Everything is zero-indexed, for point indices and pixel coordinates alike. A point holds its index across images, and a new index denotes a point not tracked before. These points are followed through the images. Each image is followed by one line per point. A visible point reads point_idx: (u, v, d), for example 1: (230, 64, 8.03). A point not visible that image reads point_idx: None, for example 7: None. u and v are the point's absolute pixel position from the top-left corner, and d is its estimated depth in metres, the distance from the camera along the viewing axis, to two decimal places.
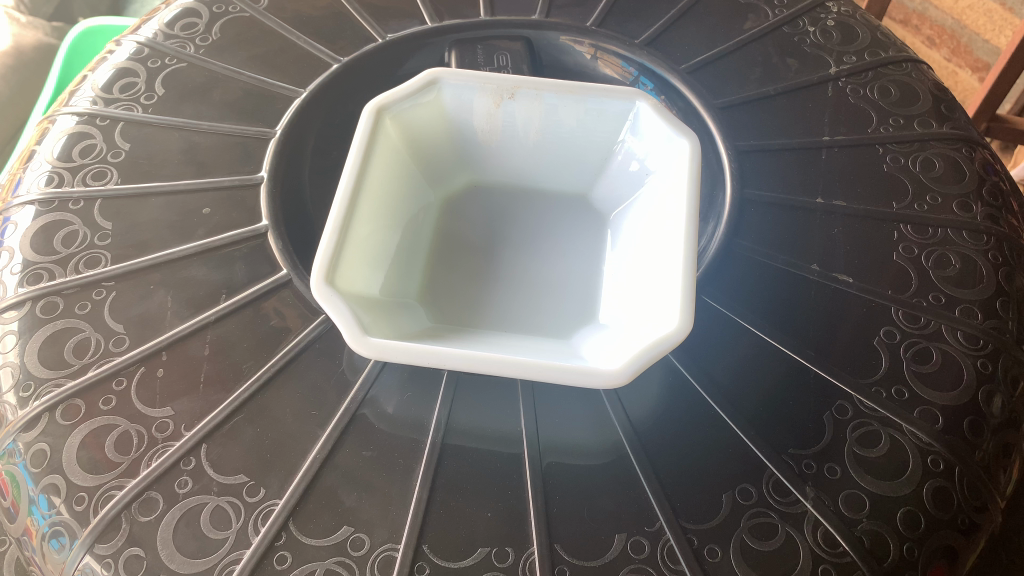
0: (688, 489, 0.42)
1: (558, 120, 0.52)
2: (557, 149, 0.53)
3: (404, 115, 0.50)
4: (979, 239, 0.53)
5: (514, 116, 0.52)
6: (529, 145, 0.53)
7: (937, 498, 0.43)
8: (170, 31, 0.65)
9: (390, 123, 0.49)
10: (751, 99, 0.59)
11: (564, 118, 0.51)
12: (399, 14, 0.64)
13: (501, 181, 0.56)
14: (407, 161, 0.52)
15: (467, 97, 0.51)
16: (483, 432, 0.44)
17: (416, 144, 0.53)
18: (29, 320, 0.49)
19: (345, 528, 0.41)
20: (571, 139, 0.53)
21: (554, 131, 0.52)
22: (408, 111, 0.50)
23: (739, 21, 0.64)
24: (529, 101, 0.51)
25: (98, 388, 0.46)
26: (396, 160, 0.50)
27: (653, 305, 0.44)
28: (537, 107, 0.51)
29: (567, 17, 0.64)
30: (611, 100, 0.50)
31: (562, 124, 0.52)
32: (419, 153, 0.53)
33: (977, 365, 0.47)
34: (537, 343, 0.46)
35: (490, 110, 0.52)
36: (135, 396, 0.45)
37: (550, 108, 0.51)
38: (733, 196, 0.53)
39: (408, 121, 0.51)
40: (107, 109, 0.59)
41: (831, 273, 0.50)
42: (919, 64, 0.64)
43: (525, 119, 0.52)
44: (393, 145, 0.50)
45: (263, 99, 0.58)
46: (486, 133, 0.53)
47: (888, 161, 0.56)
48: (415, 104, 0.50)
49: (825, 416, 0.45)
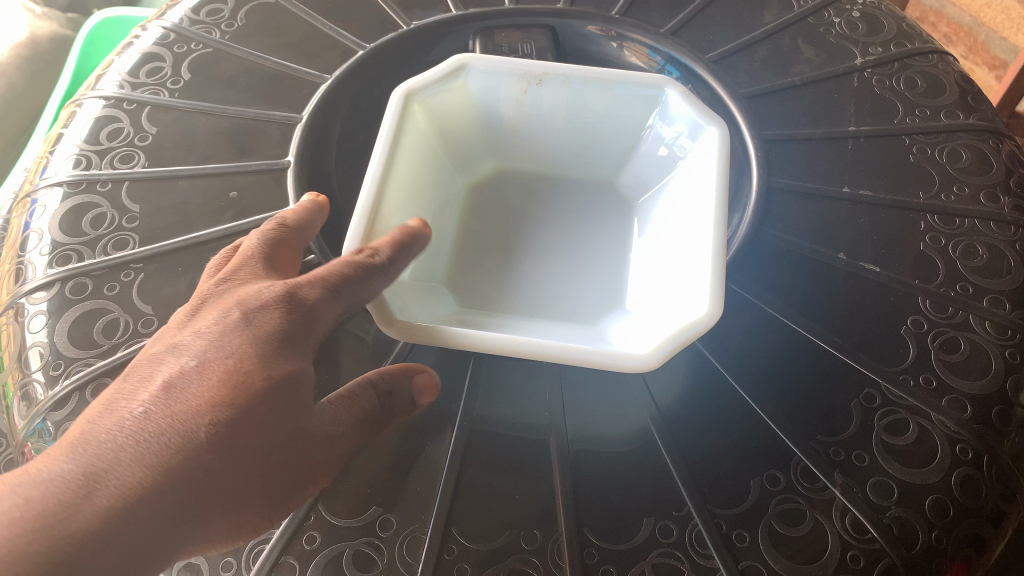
0: (716, 475, 0.42)
1: (586, 106, 0.52)
2: (584, 135, 0.53)
3: (432, 99, 0.50)
4: (1006, 230, 0.53)
5: (540, 101, 0.52)
6: (555, 131, 0.54)
7: (965, 486, 0.43)
8: (196, 17, 0.65)
9: (417, 108, 0.49)
10: (778, 90, 0.59)
11: (591, 104, 0.51)
12: (424, 2, 0.64)
13: (526, 167, 0.56)
14: (434, 146, 0.52)
15: (494, 82, 0.51)
16: (510, 416, 0.44)
17: (443, 129, 0.53)
18: (259, 302, 0.36)
19: (373, 509, 0.41)
20: (598, 125, 0.53)
21: (582, 117, 0.52)
22: (436, 95, 0.50)
23: (765, 12, 0.64)
24: (557, 87, 0.51)
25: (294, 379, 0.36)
26: (423, 145, 0.50)
27: (682, 291, 0.44)
28: (565, 93, 0.51)
29: (592, 6, 0.64)
30: (639, 86, 0.50)
31: (590, 110, 0.52)
32: (445, 138, 0.53)
33: (1005, 354, 0.47)
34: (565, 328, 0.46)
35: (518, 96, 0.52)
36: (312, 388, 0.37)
37: (578, 94, 0.51)
38: (759, 184, 0.53)
39: (435, 106, 0.51)
40: (134, 93, 0.60)
41: (858, 261, 0.50)
42: (945, 56, 0.64)
43: (553, 104, 0.52)
44: (421, 130, 0.50)
45: (289, 84, 0.59)
46: (513, 118, 0.53)
47: (914, 151, 0.56)
48: (443, 89, 0.50)
49: (853, 404, 0.45)
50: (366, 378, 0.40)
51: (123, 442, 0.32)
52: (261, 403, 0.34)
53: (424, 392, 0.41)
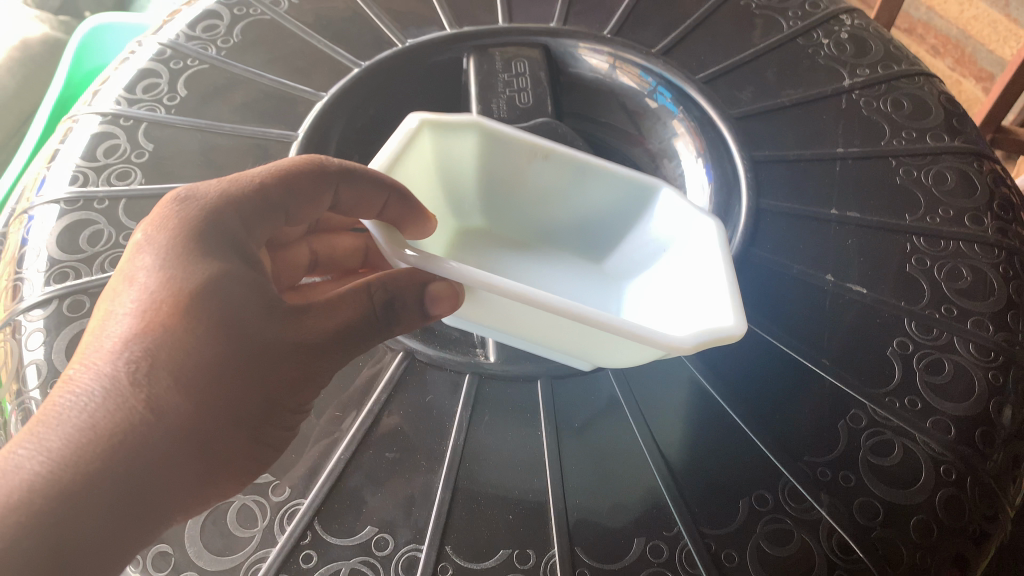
0: (706, 495, 0.43)
1: (587, 186, 0.49)
2: (581, 214, 0.51)
3: (441, 146, 0.48)
4: (990, 252, 0.54)
5: (543, 175, 0.49)
6: (552, 207, 0.51)
7: (949, 506, 0.44)
8: (192, 33, 0.65)
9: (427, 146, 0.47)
10: (768, 111, 0.60)
11: (592, 186, 0.49)
12: (420, 19, 0.66)
13: (514, 239, 0.53)
14: (433, 190, 0.49)
15: (502, 145, 0.48)
16: (504, 436, 0.45)
17: (447, 177, 0.50)
18: (170, 219, 0.36)
19: (369, 528, 0.42)
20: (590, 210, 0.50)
21: (580, 196, 0.50)
22: (446, 143, 0.48)
23: (754, 34, 0.66)
24: (560, 165, 0.48)
25: (253, 315, 0.35)
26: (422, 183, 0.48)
27: (698, 295, 0.41)
28: (568, 171, 0.48)
29: (585, 25, 0.66)
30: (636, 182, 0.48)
31: (590, 191, 0.49)
32: (445, 188, 0.50)
33: (988, 376, 0.48)
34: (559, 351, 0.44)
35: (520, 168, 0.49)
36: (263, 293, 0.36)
37: (582, 174, 0.48)
38: (750, 205, 0.54)
39: (442, 154, 0.48)
40: (130, 110, 0.60)
41: (845, 283, 0.51)
42: (931, 78, 0.66)
43: (553, 181, 0.49)
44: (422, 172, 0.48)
45: (285, 102, 0.59)
46: (511, 189, 0.51)
47: (901, 173, 0.57)
48: (453, 140, 0.48)
49: (840, 425, 0.45)
50: (363, 288, 0.38)
51: (68, 412, 0.32)
52: (216, 354, 0.34)
53: (436, 302, 0.38)
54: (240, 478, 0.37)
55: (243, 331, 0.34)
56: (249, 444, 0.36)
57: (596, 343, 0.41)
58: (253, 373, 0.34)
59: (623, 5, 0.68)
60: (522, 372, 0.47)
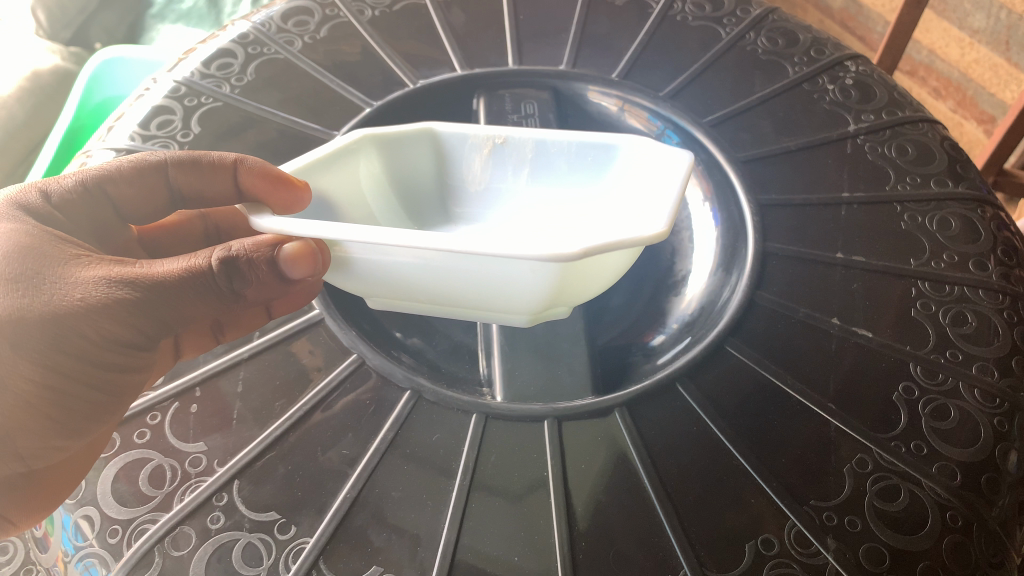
0: (713, 538, 0.43)
1: (550, 160, 0.58)
2: (546, 188, 0.60)
3: (392, 153, 0.58)
4: (995, 298, 0.54)
5: (501, 159, 0.59)
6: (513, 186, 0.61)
7: (956, 553, 0.43)
8: (206, 71, 0.67)
9: (378, 157, 0.58)
10: (772, 154, 0.61)
11: (554, 159, 0.58)
12: (431, 61, 0.68)
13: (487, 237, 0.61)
14: (387, 190, 0.59)
15: (460, 144, 0.59)
16: (510, 477, 0.45)
17: (401, 178, 0.60)
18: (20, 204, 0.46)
19: (373, 568, 0.41)
20: (555, 186, 0.59)
21: (542, 170, 0.59)
22: (396, 151, 0.58)
23: (759, 79, 0.67)
24: (524, 147, 0.58)
25: (42, 257, 0.43)
26: (375, 187, 0.58)
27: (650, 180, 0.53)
28: (528, 151, 0.58)
29: (593, 69, 0.68)
30: (593, 139, 0.57)
31: (553, 165, 0.59)
32: (403, 185, 0.60)
33: (994, 423, 0.48)
34: (474, 298, 0.50)
35: (483, 159, 0.60)
36: (84, 261, 0.44)
37: (540, 147, 0.58)
38: (756, 248, 0.55)
39: (395, 159, 0.59)
40: (144, 146, 0.61)
41: (851, 327, 0.51)
42: (935, 125, 0.67)
43: (515, 164, 0.59)
44: (373, 175, 0.58)
45: (298, 141, 0.61)
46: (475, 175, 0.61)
47: (905, 219, 0.58)
48: (409, 148, 0.59)
49: (846, 469, 0.45)
50: (205, 257, 0.45)
51: None
52: (2, 283, 0.41)
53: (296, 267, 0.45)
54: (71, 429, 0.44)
55: (50, 289, 0.42)
56: (42, 377, 0.42)
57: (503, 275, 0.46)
58: (36, 299, 0.41)
59: (630, 50, 0.70)
60: (529, 413, 0.48)
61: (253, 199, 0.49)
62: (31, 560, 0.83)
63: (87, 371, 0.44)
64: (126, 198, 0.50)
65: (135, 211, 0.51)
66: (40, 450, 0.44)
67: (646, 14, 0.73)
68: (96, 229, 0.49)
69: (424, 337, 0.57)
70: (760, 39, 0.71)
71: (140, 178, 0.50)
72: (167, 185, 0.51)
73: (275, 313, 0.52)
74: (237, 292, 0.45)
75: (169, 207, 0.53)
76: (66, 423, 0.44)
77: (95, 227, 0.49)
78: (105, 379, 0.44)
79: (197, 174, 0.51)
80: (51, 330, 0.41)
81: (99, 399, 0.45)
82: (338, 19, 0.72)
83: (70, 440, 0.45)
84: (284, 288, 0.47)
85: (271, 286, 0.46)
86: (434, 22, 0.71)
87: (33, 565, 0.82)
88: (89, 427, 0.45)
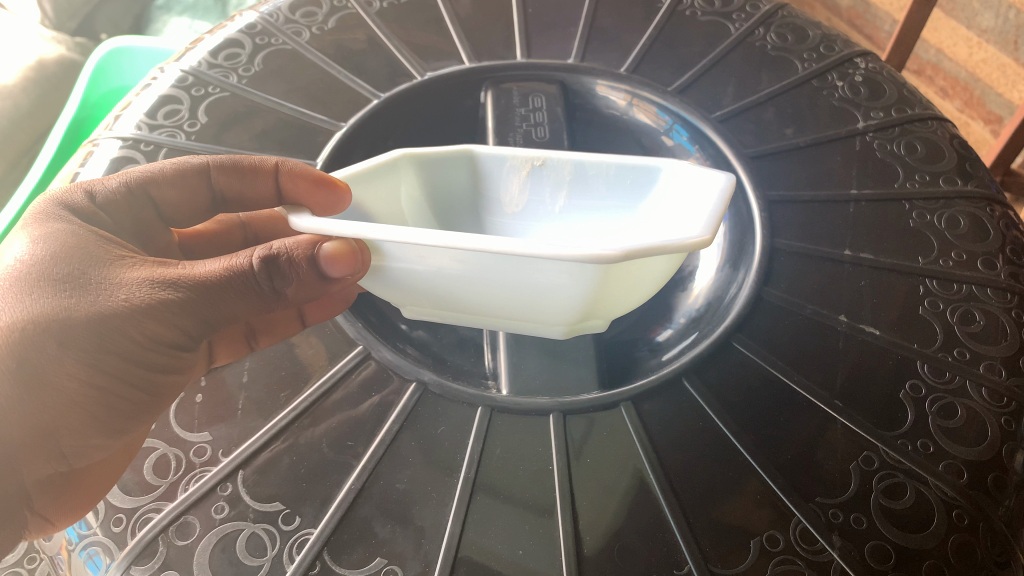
0: (718, 533, 0.42)
1: (590, 189, 0.56)
2: (583, 222, 0.57)
3: (430, 171, 0.56)
4: (1003, 297, 0.54)
5: (541, 183, 0.57)
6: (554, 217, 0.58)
7: (962, 552, 0.43)
8: (213, 61, 0.67)
9: (414, 174, 0.55)
10: (780, 151, 0.61)
11: (595, 187, 0.55)
12: (439, 53, 0.68)
13: None
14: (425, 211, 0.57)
15: (501, 166, 0.56)
16: (513, 471, 0.45)
17: (439, 198, 0.58)
18: (58, 201, 0.46)
19: (378, 560, 0.41)
20: (594, 212, 0.56)
21: (580, 198, 0.56)
22: (435, 169, 0.56)
23: (768, 76, 0.67)
24: (562, 170, 0.56)
25: (92, 259, 0.43)
26: (411, 209, 0.56)
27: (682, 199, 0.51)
28: (567, 173, 0.55)
29: (601, 62, 0.68)
30: (636, 169, 0.54)
31: (592, 192, 0.56)
32: (440, 207, 0.58)
33: (1000, 421, 0.48)
34: (511, 306, 0.49)
35: (522, 182, 0.57)
36: (130, 262, 0.44)
37: (579, 171, 0.55)
38: (763, 245, 0.55)
39: (434, 179, 0.56)
40: (151, 135, 0.61)
41: (859, 325, 0.51)
42: (944, 123, 0.67)
43: (554, 190, 0.57)
44: (412, 197, 0.56)
45: (305, 131, 0.60)
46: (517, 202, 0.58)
47: (913, 217, 0.57)
48: (446, 167, 0.56)
49: (853, 466, 0.45)
50: (248, 258, 0.45)
51: None
52: (48, 283, 0.41)
53: (339, 263, 0.44)
54: (107, 426, 0.44)
55: (96, 289, 0.42)
56: (88, 376, 0.42)
57: (545, 284, 0.45)
58: (83, 299, 0.41)
59: (638, 45, 0.69)
60: (534, 406, 0.47)
61: (296, 196, 0.48)
62: (33, 548, 0.84)
63: (127, 370, 0.43)
64: (170, 201, 0.50)
65: (177, 213, 0.51)
66: (80, 448, 0.44)
67: (654, 9, 0.73)
68: (137, 233, 0.49)
69: (430, 329, 0.56)
70: (769, 34, 0.71)
71: (183, 182, 0.50)
72: (211, 189, 0.51)
73: (310, 320, 0.52)
74: (278, 291, 0.45)
75: (209, 211, 0.53)
76: (103, 420, 0.44)
77: (136, 227, 0.49)
78: (138, 376, 0.44)
79: (239, 178, 0.50)
80: (95, 327, 0.41)
81: (134, 396, 0.45)
82: (346, 10, 0.71)
83: (109, 439, 0.45)
84: (325, 287, 0.47)
85: (309, 283, 0.46)
86: (441, 14, 0.71)
87: (33, 553, 0.82)
88: (125, 427, 0.45)
